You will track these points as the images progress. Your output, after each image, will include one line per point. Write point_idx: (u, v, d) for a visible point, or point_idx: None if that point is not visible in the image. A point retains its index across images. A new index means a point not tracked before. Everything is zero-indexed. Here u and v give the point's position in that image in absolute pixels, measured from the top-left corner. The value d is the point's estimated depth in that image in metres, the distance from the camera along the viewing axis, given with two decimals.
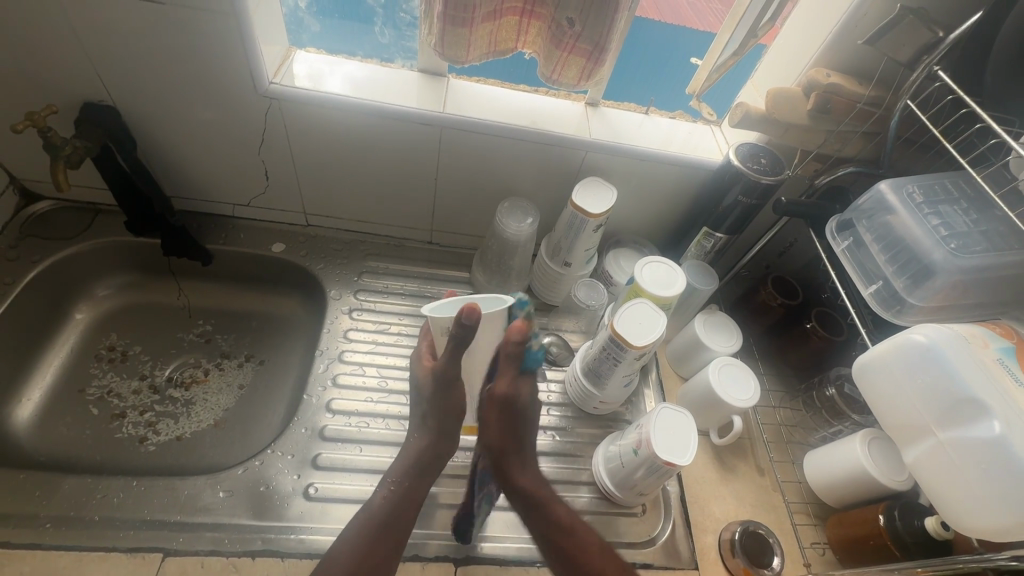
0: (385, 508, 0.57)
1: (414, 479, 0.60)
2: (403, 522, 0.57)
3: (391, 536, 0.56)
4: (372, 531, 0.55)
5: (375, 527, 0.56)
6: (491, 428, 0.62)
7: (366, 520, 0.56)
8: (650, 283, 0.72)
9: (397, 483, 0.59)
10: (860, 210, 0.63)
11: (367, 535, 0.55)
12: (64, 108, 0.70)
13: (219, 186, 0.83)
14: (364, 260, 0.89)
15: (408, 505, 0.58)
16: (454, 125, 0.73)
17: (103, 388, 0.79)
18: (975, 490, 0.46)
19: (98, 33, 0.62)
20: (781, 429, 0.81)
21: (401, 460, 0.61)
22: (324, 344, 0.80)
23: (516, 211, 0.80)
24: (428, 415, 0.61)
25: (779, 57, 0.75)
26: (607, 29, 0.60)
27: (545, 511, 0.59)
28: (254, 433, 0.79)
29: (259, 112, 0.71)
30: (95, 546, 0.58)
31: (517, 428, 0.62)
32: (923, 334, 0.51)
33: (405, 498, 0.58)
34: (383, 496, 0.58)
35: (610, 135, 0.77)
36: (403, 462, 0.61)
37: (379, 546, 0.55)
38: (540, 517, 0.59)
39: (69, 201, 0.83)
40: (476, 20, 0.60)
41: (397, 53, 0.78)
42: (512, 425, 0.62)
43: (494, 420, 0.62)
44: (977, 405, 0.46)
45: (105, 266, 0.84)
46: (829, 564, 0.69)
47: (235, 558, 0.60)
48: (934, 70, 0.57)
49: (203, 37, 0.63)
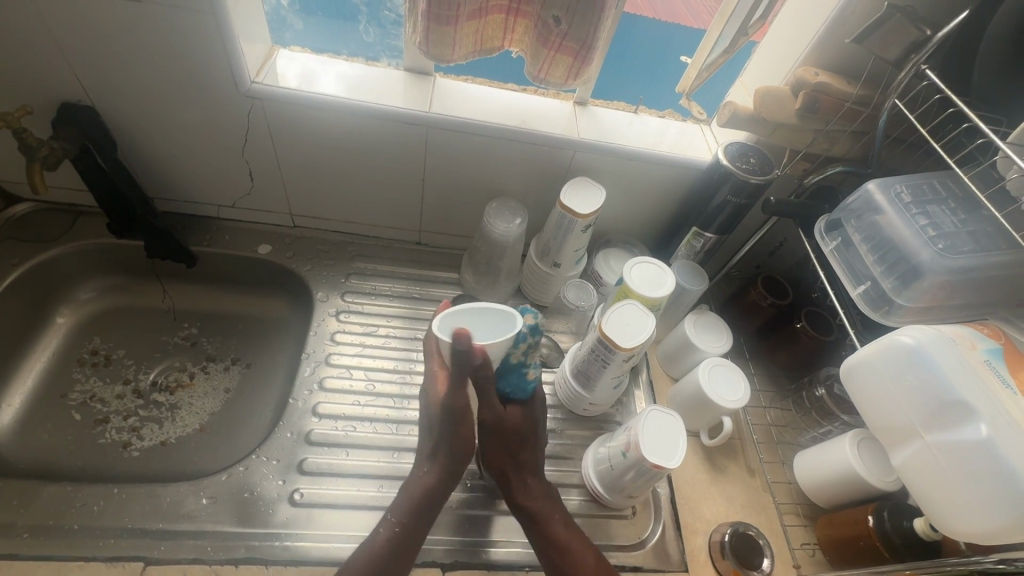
0: (387, 543, 0.57)
1: (419, 515, 0.59)
2: (407, 556, 0.58)
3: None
4: (373, 572, 0.55)
5: (377, 563, 0.56)
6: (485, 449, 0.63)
7: (367, 558, 0.56)
8: (639, 284, 0.71)
9: (401, 521, 0.59)
10: (848, 210, 0.62)
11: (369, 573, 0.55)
12: (41, 108, 0.69)
13: (203, 187, 0.82)
14: (352, 262, 0.88)
15: (414, 541, 0.59)
16: (440, 125, 0.72)
17: (85, 393, 0.78)
18: (962, 493, 0.46)
19: (74, 32, 0.61)
20: (772, 430, 0.81)
21: (407, 495, 0.60)
22: (310, 347, 0.79)
23: (504, 211, 0.79)
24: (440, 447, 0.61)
25: (767, 55, 0.75)
26: (593, 28, 0.60)
27: (541, 530, 0.61)
28: (240, 437, 0.78)
29: (241, 112, 0.70)
30: (73, 555, 0.57)
31: (511, 447, 0.63)
32: (911, 336, 0.50)
33: (410, 535, 0.58)
34: (385, 533, 0.58)
35: (598, 135, 0.76)
36: (410, 497, 0.60)
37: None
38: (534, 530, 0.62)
39: (49, 202, 0.81)
40: (461, 19, 0.60)
41: (382, 51, 0.77)
42: (506, 446, 0.63)
43: (488, 442, 0.63)
44: (964, 408, 0.46)
45: (87, 269, 0.83)
46: (820, 564, 0.69)
47: (218, 566, 0.59)
48: (922, 69, 0.57)
49: (181, 36, 0.62)
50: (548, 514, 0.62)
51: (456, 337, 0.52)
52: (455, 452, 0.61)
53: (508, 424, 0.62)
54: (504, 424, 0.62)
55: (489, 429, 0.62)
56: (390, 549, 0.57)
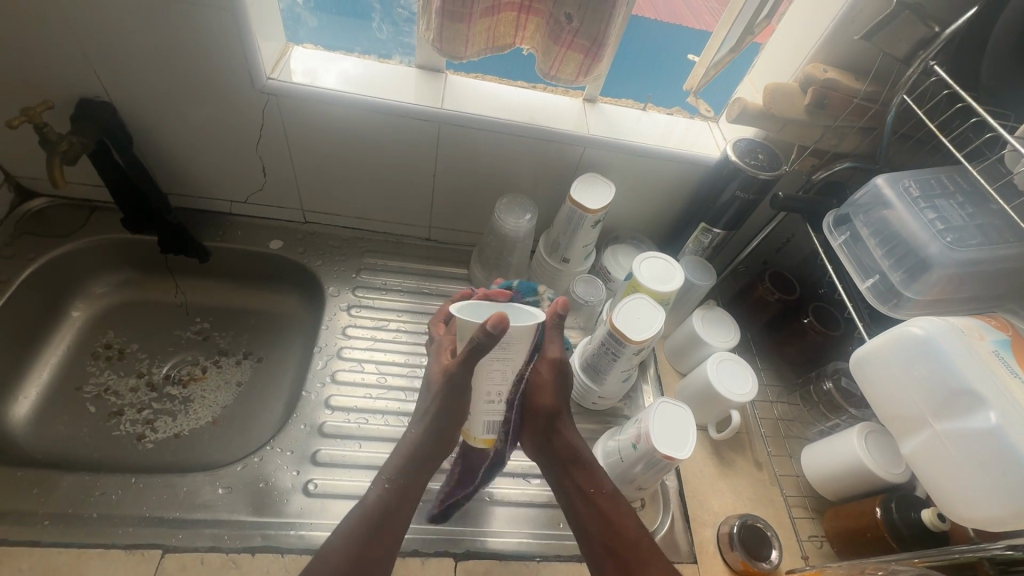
0: (380, 504, 0.58)
1: (409, 476, 0.60)
2: (396, 520, 0.58)
3: (387, 534, 0.57)
4: (364, 534, 0.55)
5: (369, 525, 0.56)
6: (544, 389, 0.65)
7: (360, 518, 0.56)
8: (649, 279, 0.72)
9: (392, 480, 0.59)
10: (857, 205, 0.63)
11: (363, 531, 0.56)
12: (60, 104, 0.70)
13: (217, 183, 0.83)
14: (363, 257, 0.89)
15: (405, 501, 0.59)
16: (452, 121, 0.73)
17: (100, 385, 0.79)
18: (972, 480, 0.47)
19: (95, 29, 0.62)
20: (779, 424, 0.81)
21: (396, 458, 0.61)
22: (322, 341, 0.80)
23: (514, 207, 0.80)
24: (428, 414, 0.60)
25: (773, 54, 0.76)
26: (605, 24, 0.61)
27: (586, 471, 0.63)
28: (253, 429, 0.79)
29: (256, 108, 0.71)
30: (94, 542, 0.58)
31: (562, 388, 0.66)
32: (920, 326, 0.51)
33: (400, 497, 0.59)
34: (377, 494, 0.59)
35: (608, 131, 0.77)
36: (400, 458, 0.61)
37: (374, 541, 0.55)
38: (585, 475, 0.63)
39: (65, 198, 0.83)
40: (475, 15, 0.61)
41: (395, 49, 0.78)
42: (560, 386, 0.65)
43: (545, 378, 0.65)
44: (973, 396, 0.46)
45: (103, 264, 0.84)
46: (827, 556, 0.70)
47: (235, 555, 0.59)
48: (930, 65, 0.58)
49: (199, 32, 0.63)
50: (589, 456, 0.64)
51: (493, 320, 0.50)
52: (445, 422, 0.60)
53: (568, 365, 0.66)
54: (563, 367, 0.65)
55: (552, 365, 0.64)
56: (381, 511, 0.57)
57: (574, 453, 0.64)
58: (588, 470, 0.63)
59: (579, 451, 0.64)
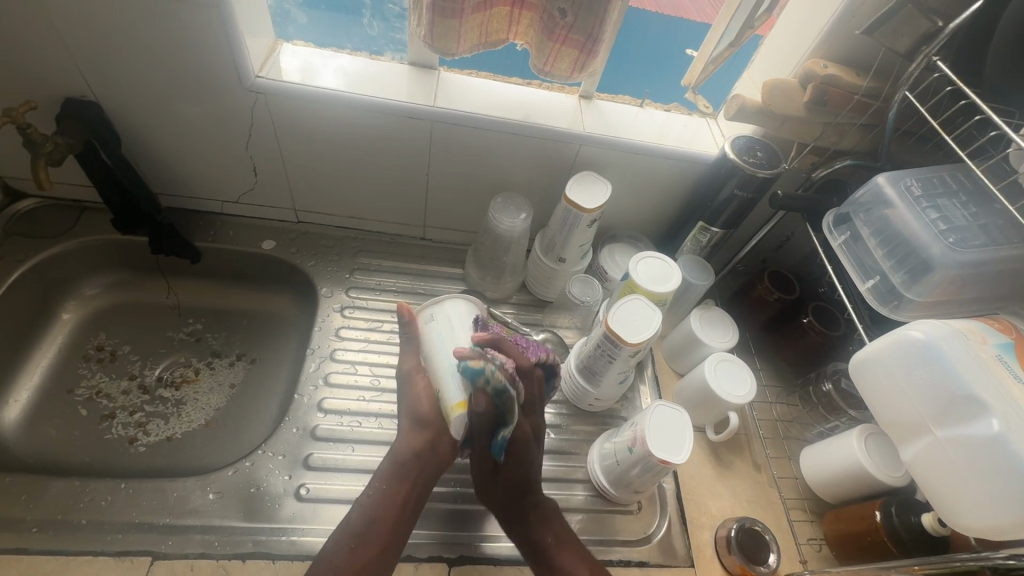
0: (361, 515, 0.57)
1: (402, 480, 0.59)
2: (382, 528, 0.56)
3: (370, 545, 0.55)
4: (351, 539, 0.55)
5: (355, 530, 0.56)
6: (484, 478, 0.63)
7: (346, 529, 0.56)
8: (645, 279, 0.71)
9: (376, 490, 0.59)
10: (857, 203, 0.62)
11: (345, 544, 0.55)
12: (44, 103, 0.69)
13: (208, 183, 0.82)
14: (355, 257, 0.88)
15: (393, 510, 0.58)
16: (445, 120, 0.72)
17: (92, 388, 0.78)
18: (975, 487, 0.45)
19: (76, 27, 0.60)
20: (778, 425, 0.80)
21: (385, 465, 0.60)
22: (315, 343, 0.79)
23: (509, 206, 0.79)
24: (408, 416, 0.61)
25: (773, 48, 0.74)
26: (598, 19, 0.59)
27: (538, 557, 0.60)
28: (245, 431, 0.79)
29: (245, 107, 0.70)
30: (83, 550, 0.57)
31: (506, 480, 0.62)
32: (921, 331, 0.50)
33: (387, 502, 0.58)
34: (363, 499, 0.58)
35: (603, 128, 0.76)
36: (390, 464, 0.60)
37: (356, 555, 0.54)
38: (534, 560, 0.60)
39: (54, 199, 0.82)
40: (466, 11, 0.59)
41: (386, 45, 0.76)
42: (501, 480, 0.62)
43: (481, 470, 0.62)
44: (975, 403, 0.45)
45: (92, 265, 0.83)
46: (826, 560, 0.69)
47: (225, 561, 0.59)
48: (933, 60, 0.56)
49: (185, 31, 0.61)
50: (542, 538, 0.60)
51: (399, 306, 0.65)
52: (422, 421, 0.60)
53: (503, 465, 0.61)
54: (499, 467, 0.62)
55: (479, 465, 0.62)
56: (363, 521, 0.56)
57: (526, 539, 0.61)
58: (537, 553, 0.60)
59: (529, 535, 0.61)
